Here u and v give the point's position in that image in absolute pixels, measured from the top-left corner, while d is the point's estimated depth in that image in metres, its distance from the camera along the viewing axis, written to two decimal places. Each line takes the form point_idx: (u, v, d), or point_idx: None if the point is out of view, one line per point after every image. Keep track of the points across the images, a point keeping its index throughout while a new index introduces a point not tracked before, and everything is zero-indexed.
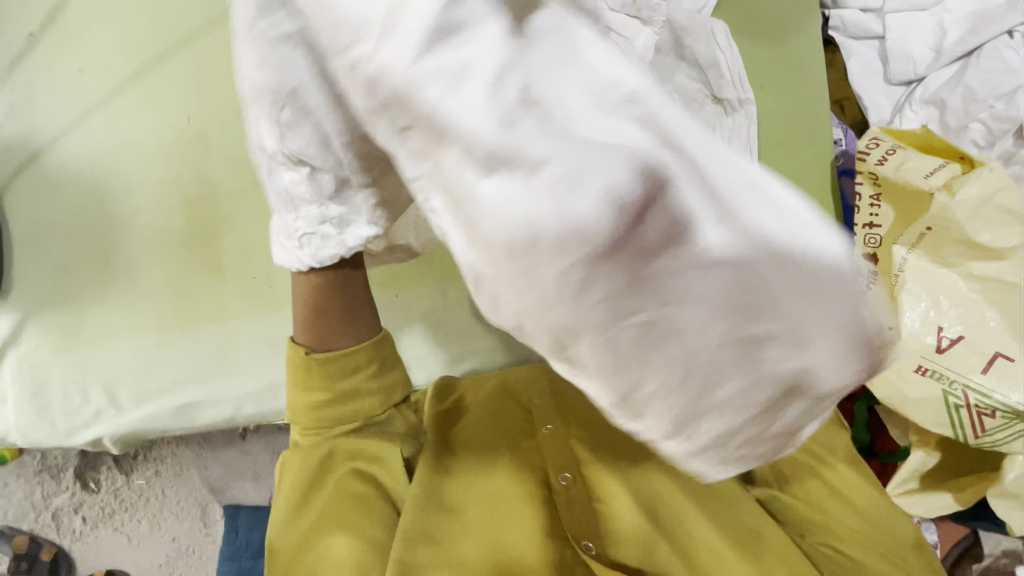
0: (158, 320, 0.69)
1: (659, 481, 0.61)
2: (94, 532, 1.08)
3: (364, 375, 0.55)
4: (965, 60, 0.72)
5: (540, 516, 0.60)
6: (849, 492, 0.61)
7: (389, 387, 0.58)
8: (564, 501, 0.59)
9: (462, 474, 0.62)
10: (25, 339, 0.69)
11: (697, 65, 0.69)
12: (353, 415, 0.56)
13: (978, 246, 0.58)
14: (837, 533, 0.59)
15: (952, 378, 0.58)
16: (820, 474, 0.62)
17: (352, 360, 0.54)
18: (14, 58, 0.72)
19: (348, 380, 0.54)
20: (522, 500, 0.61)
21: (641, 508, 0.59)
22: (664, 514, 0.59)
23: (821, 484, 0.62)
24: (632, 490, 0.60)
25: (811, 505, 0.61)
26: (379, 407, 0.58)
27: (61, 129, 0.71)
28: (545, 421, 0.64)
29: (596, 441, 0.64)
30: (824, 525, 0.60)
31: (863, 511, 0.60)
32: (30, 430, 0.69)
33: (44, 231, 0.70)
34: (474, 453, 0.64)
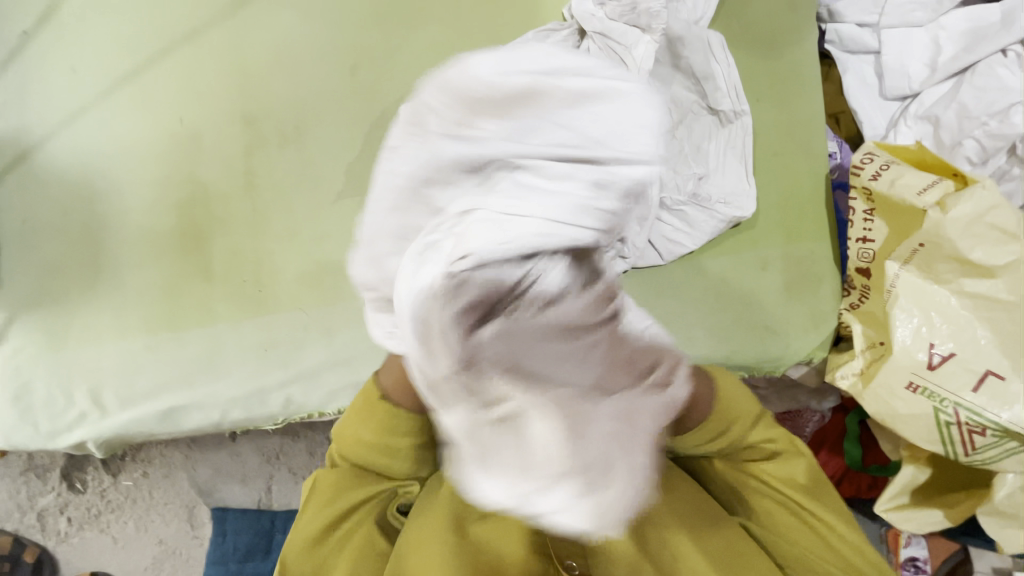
0: (146, 323, 0.69)
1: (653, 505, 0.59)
2: (79, 533, 1.07)
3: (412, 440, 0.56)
4: (959, 77, 0.72)
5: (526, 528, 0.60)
6: (827, 531, 0.57)
7: (423, 458, 0.59)
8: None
9: None
10: (10, 339, 0.68)
11: (693, 76, 0.69)
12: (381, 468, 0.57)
13: (971, 263, 0.58)
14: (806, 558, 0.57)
15: (943, 396, 0.58)
16: (795, 513, 0.58)
17: (399, 421, 0.55)
18: (7, 55, 0.72)
19: (396, 439, 0.56)
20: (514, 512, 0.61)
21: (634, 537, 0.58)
22: (650, 537, 0.59)
23: (799, 522, 0.58)
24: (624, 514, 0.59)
25: (791, 543, 0.58)
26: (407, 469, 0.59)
27: (51, 128, 0.71)
28: None
29: None
30: (808, 564, 0.57)
31: (842, 547, 0.57)
32: (14, 432, 0.68)
33: (32, 231, 0.70)
34: None
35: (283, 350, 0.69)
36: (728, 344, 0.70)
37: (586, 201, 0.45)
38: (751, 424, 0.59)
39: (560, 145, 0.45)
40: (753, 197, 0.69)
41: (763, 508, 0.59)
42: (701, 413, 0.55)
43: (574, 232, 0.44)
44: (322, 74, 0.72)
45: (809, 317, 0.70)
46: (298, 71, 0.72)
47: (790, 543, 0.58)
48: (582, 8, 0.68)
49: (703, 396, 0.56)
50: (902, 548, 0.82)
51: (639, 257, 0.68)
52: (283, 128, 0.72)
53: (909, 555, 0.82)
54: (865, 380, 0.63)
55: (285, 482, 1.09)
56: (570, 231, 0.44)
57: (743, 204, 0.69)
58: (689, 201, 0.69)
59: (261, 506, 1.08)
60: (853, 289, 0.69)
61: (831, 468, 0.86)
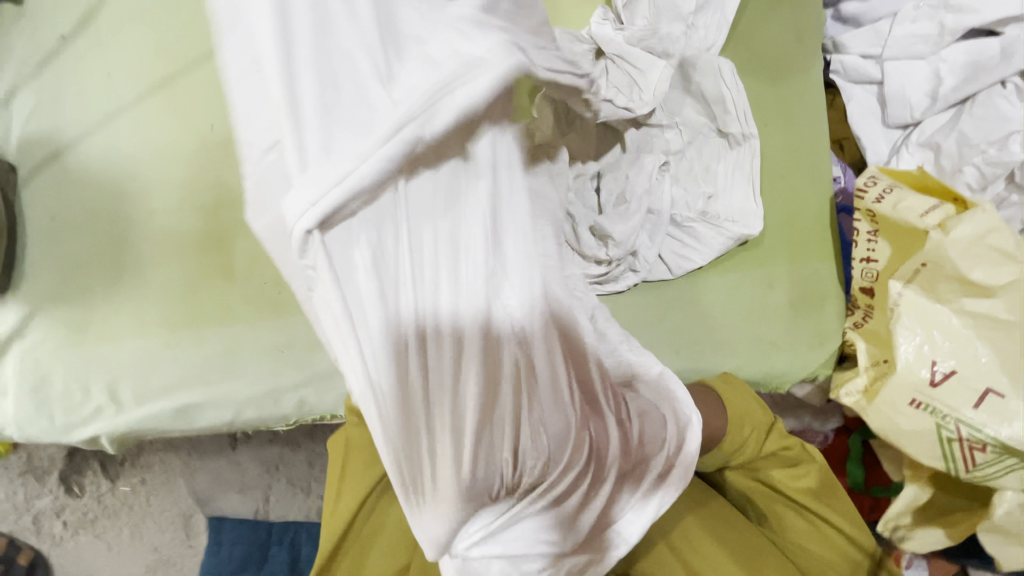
0: (166, 321, 0.70)
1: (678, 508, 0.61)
2: (74, 538, 1.06)
3: None
4: (959, 107, 0.75)
5: None
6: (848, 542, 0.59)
7: None
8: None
9: None
10: (30, 333, 0.70)
11: (703, 99, 0.72)
12: None
13: (971, 283, 0.60)
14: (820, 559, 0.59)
15: (945, 412, 0.60)
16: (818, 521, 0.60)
17: None
18: (45, 60, 0.75)
19: None
20: None
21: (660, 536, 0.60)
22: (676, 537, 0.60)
23: (819, 530, 0.60)
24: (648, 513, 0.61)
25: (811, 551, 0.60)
26: None
27: (84, 130, 0.73)
28: None
29: None
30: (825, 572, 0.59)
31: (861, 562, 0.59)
32: (28, 424, 0.69)
33: (58, 228, 0.72)
34: None
35: (299, 351, 0.71)
36: (735, 359, 0.71)
37: (411, 86, 0.44)
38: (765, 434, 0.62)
39: (342, 189, 0.43)
40: (761, 216, 0.71)
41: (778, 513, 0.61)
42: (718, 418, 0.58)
43: (448, 110, 0.44)
44: None
45: (815, 334, 0.72)
46: None
47: (808, 552, 0.60)
48: (600, 32, 0.70)
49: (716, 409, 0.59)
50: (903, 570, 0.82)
51: (649, 271, 0.71)
52: None
53: None
54: (869, 396, 0.64)
55: (283, 493, 1.09)
56: (451, 90, 0.44)
57: (751, 223, 0.71)
58: (698, 218, 0.72)
59: (258, 517, 1.08)
60: (856, 308, 0.71)
61: None
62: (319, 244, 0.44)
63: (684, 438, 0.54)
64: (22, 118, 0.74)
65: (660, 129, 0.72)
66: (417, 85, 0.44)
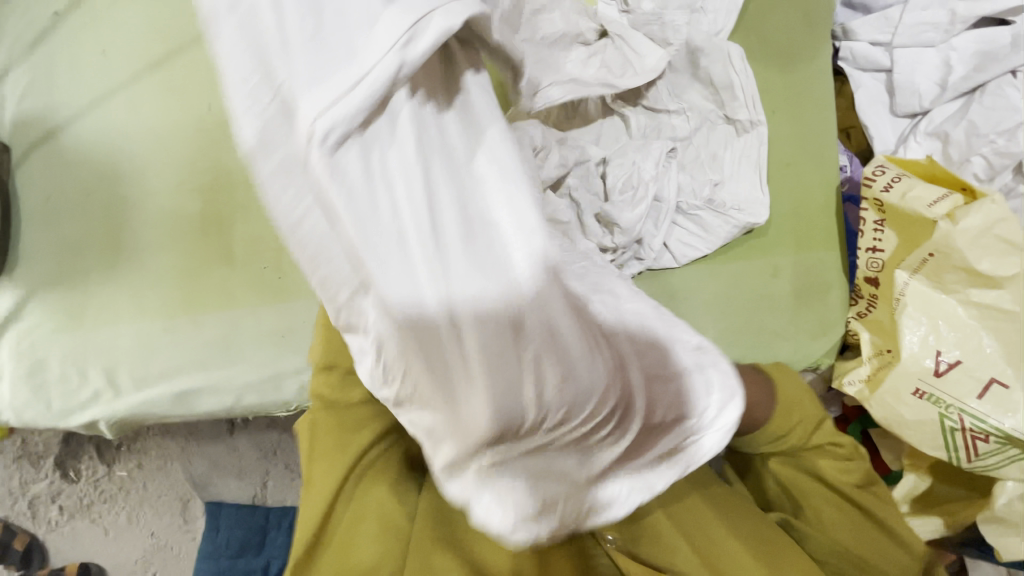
0: (165, 305, 0.69)
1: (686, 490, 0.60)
2: (70, 523, 1.06)
3: None
4: (969, 96, 0.75)
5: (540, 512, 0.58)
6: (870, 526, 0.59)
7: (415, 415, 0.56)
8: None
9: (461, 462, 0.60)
10: (26, 316, 0.68)
11: (711, 85, 0.72)
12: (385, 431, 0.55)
13: (978, 274, 0.60)
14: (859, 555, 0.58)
15: (948, 402, 0.60)
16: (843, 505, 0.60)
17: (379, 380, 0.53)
18: (37, 36, 0.72)
19: None
20: None
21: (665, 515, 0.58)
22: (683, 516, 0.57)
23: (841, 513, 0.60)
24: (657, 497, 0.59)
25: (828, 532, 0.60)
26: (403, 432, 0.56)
27: (79, 109, 0.72)
28: None
29: None
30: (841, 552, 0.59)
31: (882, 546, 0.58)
32: (26, 409, 0.68)
33: (53, 210, 0.70)
34: None
35: (299, 337, 0.70)
36: (737, 347, 0.71)
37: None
38: (813, 426, 0.61)
39: (355, 97, 0.36)
40: (767, 205, 0.71)
41: (817, 506, 0.61)
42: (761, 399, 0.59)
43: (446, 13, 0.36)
44: None
45: (818, 323, 0.72)
46: None
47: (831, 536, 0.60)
48: (606, 14, 0.70)
49: (766, 395, 0.60)
50: None
51: (654, 259, 0.71)
52: None
53: None
54: (872, 385, 0.65)
55: (281, 478, 1.09)
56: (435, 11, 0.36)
57: (757, 212, 0.71)
58: (705, 206, 0.70)
59: (256, 502, 1.08)
60: (860, 298, 0.71)
61: None
62: (324, 166, 0.37)
63: (724, 408, 0.47)
64: (15, 97, 0.72)
65: (667, 114, 0.71)
66: (416, 3, 0.36)
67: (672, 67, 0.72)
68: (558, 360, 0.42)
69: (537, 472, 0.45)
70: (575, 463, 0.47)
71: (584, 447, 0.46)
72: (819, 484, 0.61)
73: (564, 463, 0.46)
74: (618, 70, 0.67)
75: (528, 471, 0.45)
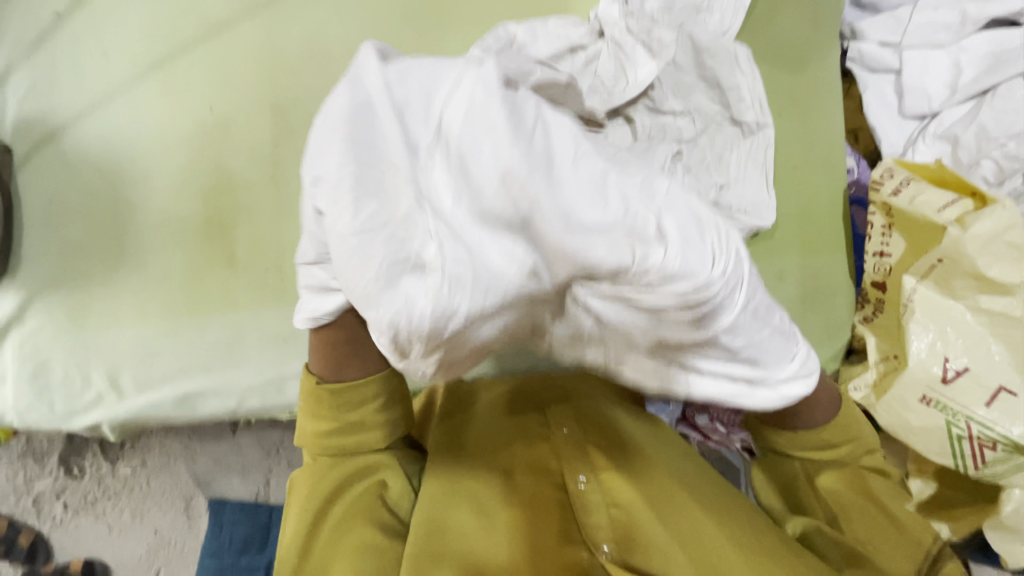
0: (168, 308, 0.69)
1: (671, 487, 0.55)
2: (74, 519, 1.06)
3: (370, 409, 0.56)
4: (979, 99, 0.74)
5: (555, 519, 0.54)
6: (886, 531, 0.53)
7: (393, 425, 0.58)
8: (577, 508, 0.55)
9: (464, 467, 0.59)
10: (29, 318, 0.68)
11: (718, 86, 0.71)
12: (353, 448, 0.56)
13: (988, 281, 0.59)
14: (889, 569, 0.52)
15: (956, 409, 0.59)
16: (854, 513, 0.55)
17: (358, 391, 0.55)
18: (39, 36, 0.72)
19: (354, 413, 0.55)
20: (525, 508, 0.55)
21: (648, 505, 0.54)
22: (670, 511, 0.53)
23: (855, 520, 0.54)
24: (642, 492, 0.55)
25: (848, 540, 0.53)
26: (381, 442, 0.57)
27: (80, 110, 0.71)
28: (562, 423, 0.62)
29: (611, 448, 0.59)
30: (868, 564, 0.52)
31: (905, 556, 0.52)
32: (29, 411, 0.68)
33: (56, 212, 0.70)
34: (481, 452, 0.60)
35: (302, 340, 0.70)
36: None
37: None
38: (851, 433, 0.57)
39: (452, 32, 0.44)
40: (773, 208, 0.70)
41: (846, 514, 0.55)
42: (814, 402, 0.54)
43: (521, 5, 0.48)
44: None
45: (823, 327, 0.71)
46: (329, 65, 0.73)
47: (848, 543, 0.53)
48: (608, 12, 0.69)
49: (829, 399, 0.55)
50: None
51: None
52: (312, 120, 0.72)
53: None
54: (878, 392, 0.64)
55: (284, 475, 1.09)
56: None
57: (764, 215, 0.70)
58: (711, 208, 0.70)
59: (258, 499, 1.08)
60: (867, 303, 0.70)
61: None
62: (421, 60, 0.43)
63: (795, 380, 0.46)
64: (16, 98, 0.71)
65: (673, 116, 0.71)
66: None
67: (677, 67, 0.71)
68: (648, 229, 0.37)
69: (606, 304, 0.40)
70: (637, 318, 0.41)
71: (660, 320, 0.40)
72: (836, 496, 0.56)
73: (636, 307, 0.40)
74: (612, 82, 0.68)
75: (600, 293, 0.40)
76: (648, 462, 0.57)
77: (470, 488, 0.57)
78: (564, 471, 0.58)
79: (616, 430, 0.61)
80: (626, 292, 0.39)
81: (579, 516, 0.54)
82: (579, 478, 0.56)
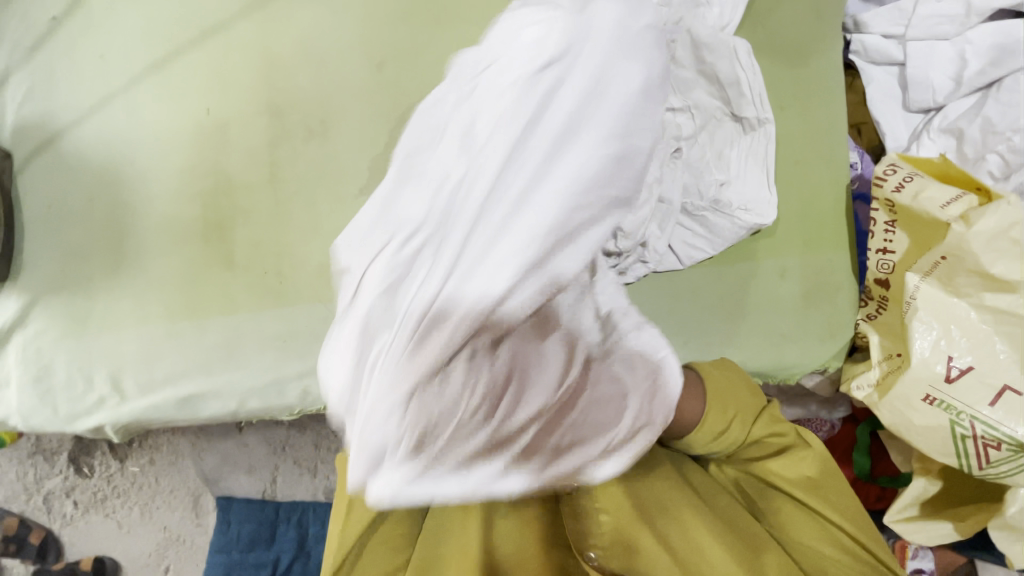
0: (168, 310, 0.69)
1: (660, 485, 0.58)
2: (85, 517, 1.07)
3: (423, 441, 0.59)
4: (985, 92, 0.72)
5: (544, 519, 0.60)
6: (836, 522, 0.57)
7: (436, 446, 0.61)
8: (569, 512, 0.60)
9: None
10: (31, 321, 0.69)
11: (717, 81, 0.69)
12: None
13: (993, 278, 0.58)
14: (826, 560, 0.56)
15: (960, 409, 0.59)
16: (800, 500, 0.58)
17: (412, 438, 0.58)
18: (36, 41, 0.72)
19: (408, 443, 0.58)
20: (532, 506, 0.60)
21: (636, 511, 0.57)
22: (660, 517, 0.56)
23: (800, 509, 0.58)
24: (631, 494, 0.58)
25: (798, 534, 0.57)
26: None
27: (79, 114, 0.71)
28: None
29: None
30: (816, 558, 0.56)
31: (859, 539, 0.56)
32: (33, 414, 0.69)
33: (56, 216, 0.70)
34: None
35: (302, 340, 0.70)
36: (742, 349, 0.70)
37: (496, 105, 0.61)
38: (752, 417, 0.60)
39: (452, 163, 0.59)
40: (774, 204, 0.69)
41: (775, 505, 0.60)
42: (701, 394, 0.59)
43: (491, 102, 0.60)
44: (347, 70, 0.73)
45: (826, 325, 0.70)
46: (324, 65, 0.73)
47: (802, 544, 0.57)
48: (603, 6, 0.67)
49: (730, 389, 0.60)
50: (909, 560, 0.81)
51: (658, 262, 0.69)
52: (308, 121, 0.72)
53: (915, 567, 0.81)
54: (881, 390, 0.63)
55: (290, 473, 1.10)
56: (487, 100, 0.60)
57: (764, 212, 0.69)
58: (710, 206, 0.69)
59: (266, 496, 1.09)
60: (870, 300, 0.69)
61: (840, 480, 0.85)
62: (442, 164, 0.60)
63: (634, 433, 0.57)
64: (16, 102, 0.72)
65: (672, 113, 0.70)
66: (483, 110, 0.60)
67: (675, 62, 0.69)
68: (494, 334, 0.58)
69: (425, 488, 0.56)
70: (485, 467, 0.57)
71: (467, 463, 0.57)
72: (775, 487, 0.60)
73: (451, 485, 0.57)
74: None
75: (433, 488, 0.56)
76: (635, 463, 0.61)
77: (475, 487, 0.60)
78: None
79: None
80: (463, 427, 0.57)
81: (568, 524, 0.59)
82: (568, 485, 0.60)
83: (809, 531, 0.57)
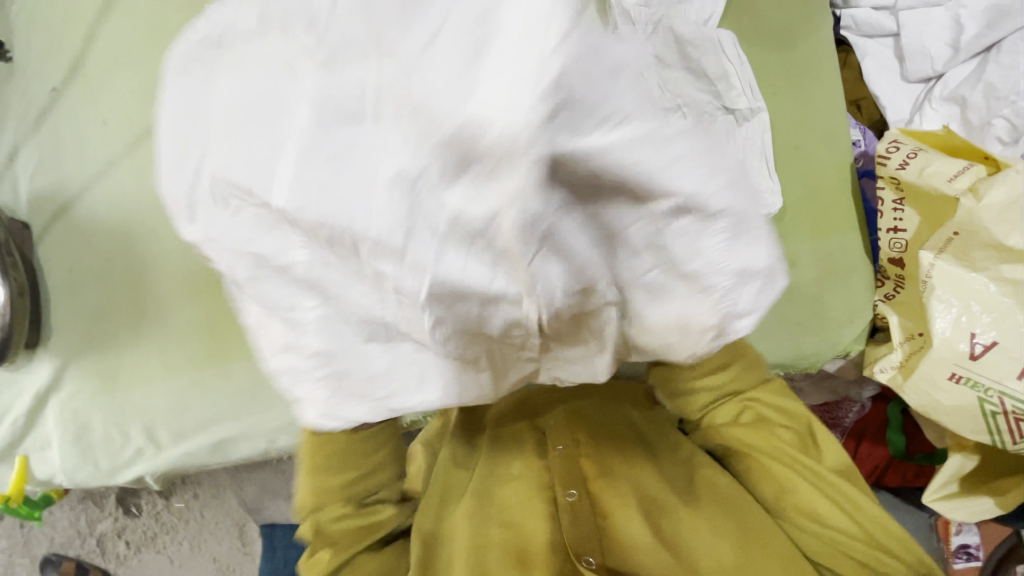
0: (191, 360, 0.72)
1: (658, 491, 0.56)
2: (138, 555, 1.11)
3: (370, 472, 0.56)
4: (984, 56, 0.74)
5: (546, 521, 0.55)
6: (848, 506, 0.54)
7: (395, 458, 0.58)
8: (568, 519, 0.53)
9: (485, 470, 0.61)
10: (64, 384, 0.71)
11: (706, 76, 0.65)
12: (361, 488, 0.56)
13: (1009, 250, 0.56)
14: (836, 535, 0.53)
15: (987, 385, 0.57)
16: (805, 477, 0.55)
17: (362, 450, 0.54)
18: (40, 113, 0.74)
19: (368, 458, 0.55)
20: (530, 503, 0.56)
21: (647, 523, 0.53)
22: (674, 540, 0.52)
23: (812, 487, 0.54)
24: (638, 505, 0.54)
25: (808, 527, 0.54)
26: (383, 479, 0.57)
27: (87, 179, 0.73)
28: (557, 441, 0.60)
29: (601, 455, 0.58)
30: (828, 539, 0.53)
31: (854, 516, 0.53)
32: (76, 470, 0.72)
33: (76, 280, 0.72)
34: (498, 460, 0.62)
35: None
36: (761, 342, 0.70)
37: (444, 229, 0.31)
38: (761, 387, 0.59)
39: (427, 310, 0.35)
40: (777, 191, 0.67)
41: (753, 466, 0.57)
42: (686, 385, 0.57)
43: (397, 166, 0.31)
44: None
45: (843, 311, 0.70)
46: None
47: (806, 530, 0.54)
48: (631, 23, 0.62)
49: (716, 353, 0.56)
50: (953, 536, 0.89)
51: None
52: None
53: (961, 542, 0.89)
54: (906, 372, 0.63)
55: None
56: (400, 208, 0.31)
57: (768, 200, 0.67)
58: None
59: None
60: (887, 279, 0.69)
61: (877, 457, 0.90)
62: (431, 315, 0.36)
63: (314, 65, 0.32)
64: (27, 173, 0.74)
65: None
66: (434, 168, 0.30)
67: None
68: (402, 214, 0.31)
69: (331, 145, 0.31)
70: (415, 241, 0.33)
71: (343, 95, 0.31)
72: (772, 480, 0.56)
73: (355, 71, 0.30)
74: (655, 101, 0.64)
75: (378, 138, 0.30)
76: (628, 467, 0.58)
77: (492, 483, 0.59)
78: (556, 490, 0.56)
79: (614, 433, 0.61)
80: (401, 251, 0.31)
81: (563, 531, 0.53)
82: (567, 490, 0.55)
83: (809, 489, 0.54)
